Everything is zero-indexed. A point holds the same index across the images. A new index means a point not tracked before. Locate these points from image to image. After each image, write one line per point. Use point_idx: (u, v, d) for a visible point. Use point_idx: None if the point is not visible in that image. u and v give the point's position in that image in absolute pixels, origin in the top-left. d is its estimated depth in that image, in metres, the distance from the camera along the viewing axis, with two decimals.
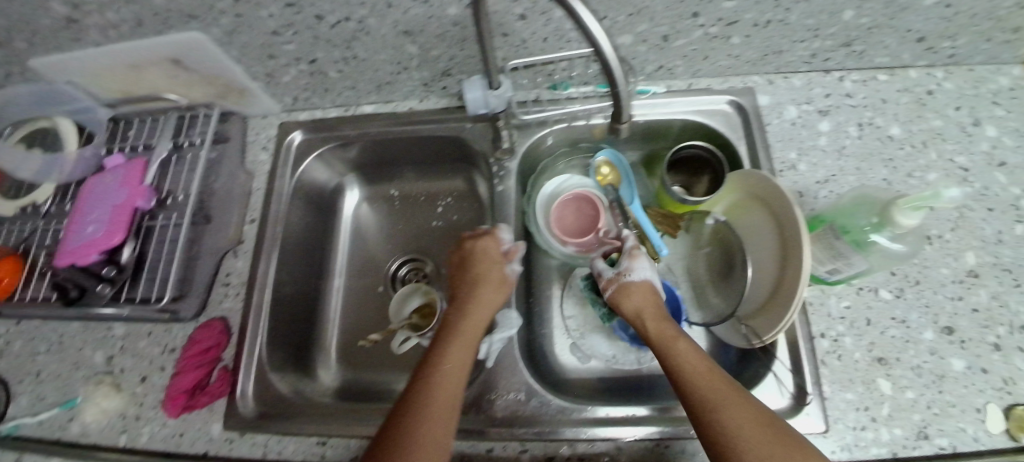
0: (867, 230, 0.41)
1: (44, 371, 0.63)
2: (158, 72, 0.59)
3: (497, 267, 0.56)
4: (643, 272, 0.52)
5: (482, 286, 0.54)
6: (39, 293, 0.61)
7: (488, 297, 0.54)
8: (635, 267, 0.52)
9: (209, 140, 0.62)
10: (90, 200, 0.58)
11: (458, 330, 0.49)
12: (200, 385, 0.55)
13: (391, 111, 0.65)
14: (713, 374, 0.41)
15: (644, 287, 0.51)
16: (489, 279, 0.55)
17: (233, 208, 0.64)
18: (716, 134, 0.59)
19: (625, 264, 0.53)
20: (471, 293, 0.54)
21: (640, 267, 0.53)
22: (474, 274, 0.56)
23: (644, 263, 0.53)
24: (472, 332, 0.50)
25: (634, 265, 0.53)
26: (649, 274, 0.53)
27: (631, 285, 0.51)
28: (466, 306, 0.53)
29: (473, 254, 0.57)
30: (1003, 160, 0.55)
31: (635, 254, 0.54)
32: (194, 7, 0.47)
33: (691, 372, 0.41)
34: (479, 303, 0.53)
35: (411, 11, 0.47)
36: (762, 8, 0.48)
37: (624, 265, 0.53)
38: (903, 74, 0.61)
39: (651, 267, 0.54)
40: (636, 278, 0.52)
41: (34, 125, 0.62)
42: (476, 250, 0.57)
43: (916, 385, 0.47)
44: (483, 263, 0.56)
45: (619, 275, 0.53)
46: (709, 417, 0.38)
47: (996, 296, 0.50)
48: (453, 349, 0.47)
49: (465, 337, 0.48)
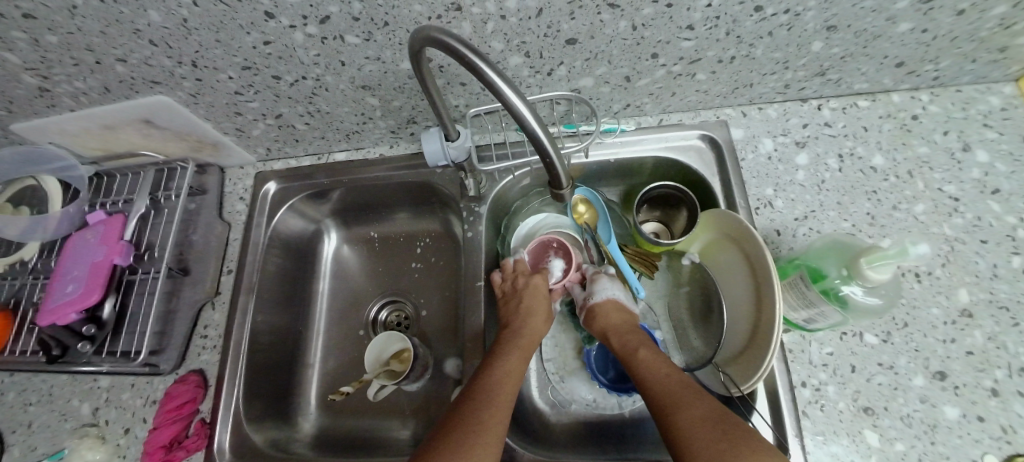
0: (837, 282, 0.40)
1: (35, 422, 0.61)
2: (133, 132, 0.62)
3: (544, 301, 0.56)
4: (607, 291, 0.55)
5: (530, 317, 0.54)
6: (27, 346, 0.61)
7: (536, 330, 0.53)
8: (596, 290, 0.55)
9: (184, 192, 0.64)
10: (70, 258, 0.59)
11: (512, 360, 0.48)
12: (177, 440, 0.54)
13: (363, 158, 0.67)
14: (678, 381, 0.42)
15: (609, 304, 0.53)
16: (538, 312, 0.55)
17: (210, 259, 0.65)
18: (690, 170, 0.59)
19: (590, 289, 0.57)
20: (516, 322, 0.53)
21: (602, 287, 0.55)
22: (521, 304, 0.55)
23: (605, 284, 0.55)
24: (521, 362, 0.49)
25: (596, 288, 0.56)
26: (614, 292, 0.54)
27: (596, 306, 0.54)
28: (508, 335, 0.52)
29: (525, 285, 0.57)
30: (996, 187, 0.52)
31: (597, 278, 0.57)
32: (157, 75, 0.50)
33: (655, 381, 0.43)
34: (528, 334, 0.52)
35: (365, 67, 0.48)
36: (724, 46, 0.47)
37: (588, 289, 0.56)
38: (886, 99, 0.58)
39: (616, 284, 0.55)
40: (600, 298, 0.54)
41: (19, 184, 0.65)
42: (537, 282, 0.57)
43: (905, 437, 0.43)
44: (534, 294, 0.56)
45: (587, 300, 0.56)
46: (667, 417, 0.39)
47: (993, 337, 0.46)
48: (505, 381, 0.45)
49: (512, 362, 0.48)
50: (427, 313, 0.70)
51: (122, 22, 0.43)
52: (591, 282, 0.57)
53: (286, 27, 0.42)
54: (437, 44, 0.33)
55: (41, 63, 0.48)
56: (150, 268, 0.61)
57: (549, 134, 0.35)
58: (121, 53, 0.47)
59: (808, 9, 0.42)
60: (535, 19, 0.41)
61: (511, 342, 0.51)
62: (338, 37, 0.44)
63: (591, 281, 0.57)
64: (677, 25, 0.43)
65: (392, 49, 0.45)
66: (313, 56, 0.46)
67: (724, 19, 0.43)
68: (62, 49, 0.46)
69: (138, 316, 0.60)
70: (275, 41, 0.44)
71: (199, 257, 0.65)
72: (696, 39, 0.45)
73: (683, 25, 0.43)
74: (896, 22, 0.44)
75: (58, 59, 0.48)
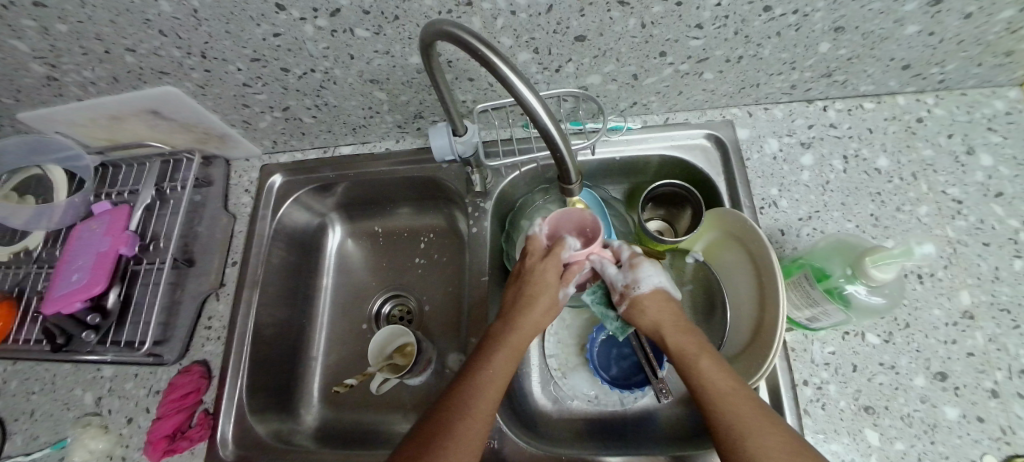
0: (841, 281, 0.40)
1: (37, 410, 0.62)
2: (139, 122, 0.62)
3: (549, 295, 0.51)
4: (652, 279, 0.50)
5: (527, 314, 0.50)
6: (31, 335, 0.61)
7: (533, 328, 0.50)
8: (640, 278, 0.50)
9: (191, 183, 0.64)
10: (75, 248, 0.59)
11: (500, 364, 0.46)
12: (180, 429, 0.55)
13: (369, 153, 0.67)
14: (741, 395, 0.39)
15: (656, 295, 0.49)
16: (538, 309, 0.51)
17: (215, 250, 0.65)
18: (694, 170, 0.60)
19: (631, 275, 0.50)
20: (514, 319, 0.50)
21: (645, 275, 0.50)
22: (523, 299, 0.52)
23: (649, 270, 0.50)
24: (508, 365, 0.46)
25: (638, 275, 0.50)
26: (658, 281, 0.50)
27: (640, 297, 0.49)
28: (500, 333, 0.49)
29: (531, 274, 0.53)
30: (999, 190, 0.52)
31: (636, 263, 0.51)
32: (165, 65, 0.50)
33: (717, 390, 0.39)
34: (521, 334, 0.49)
35: (374, 61, 0.48)
36: (732, 45, 0.47)
37: (629, 276, 0.50)
38: (891, 101, 0.58)
39: (659, 270, 0.50)
40: (645, 288, 0.49)
41: (26, 172, 0.65)
42: (548, 271, 0.52)
43: (906, 436, 0.44)
44: (539, 287, 0.51)
45: (628, 287, 0.50)
46: (733, 438, 0.36)
47: (994, 338, 0.46)
48: (487, 390, 0.43)
49: (501, 362, 0.46)
50: (430, 308, 0.70)
51: (132, 12, 0.43)
52: (630, 266, 0.51)
53: (296, 20, 0.43)
54: (449, 39, 0.33)
55: (51, 52, 0.48)
56: (154, 259, 0.61)
57: (560, 129, 0.35)
58: (131, 43, 0.47)
59: (818, 10, 0.42)
60: (544, 16, 0.42)
61: (500, 341, 0.48)
62: (348, 31, 0.44)
63: (630, 265, 0.51)
64: (686, 24, 0.43)
65: (401, 43, 0.45)
66: (323, 49, 0.46)
67: (733, 18, 0.43)
68: (71, 38, 0.46)
69: (143, 306, 0.60)
70: (284, 34, 0.45)
71: (204, 249, 0.65)
72: (704, 38, 0.45)
73: (692, 24, 0.43)
74: (904, 24, 0.44)
75: (67, 49, 0.48)
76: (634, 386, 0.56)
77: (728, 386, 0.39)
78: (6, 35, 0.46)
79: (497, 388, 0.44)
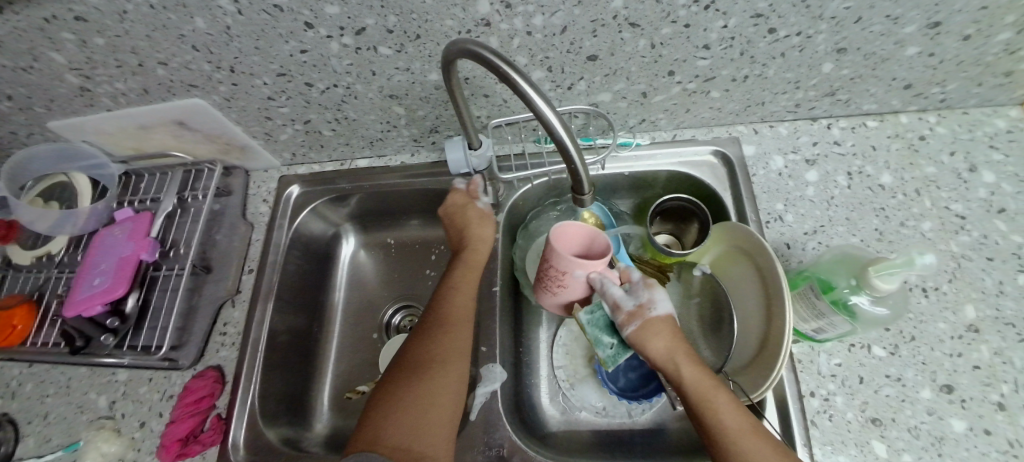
0: (846, 292, 0.41)
1: (51, 413, 0.62)
2: (165, 132, 0.64)
3: (490, 227, 0.59)
4: (666, 304, 0.45)
5: (472, 263, 0.56)
6: (49, 338, 0.63)
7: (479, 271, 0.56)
8: (657, 299, 0.44)
9: (212, 193, 0.66)
10: (98, 252, 0.61)
11: (455, 310, 0.51)
12: (193, 434, 0.55)
13: (384, 165, 0.69)
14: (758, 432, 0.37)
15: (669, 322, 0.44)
16: (481, 251, 0.57)
17: (232, 258, 0.67)
18: (702, 185, 0.61)
19: (648, 294, 0.45)
20: (463, 269, 0.55)
21: (661, 297, 0.45)
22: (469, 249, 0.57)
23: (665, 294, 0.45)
24: (471, 279, 0.55)
25: (654, 295, 0.45)
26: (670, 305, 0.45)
27: (657, 320, 0.43)
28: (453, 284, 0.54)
29: (463, 220, 0.59)
30: (1002, 206, 0.53)
31: (651, 283, 0.46)
32: (194, 79, 0.53)
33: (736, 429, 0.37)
34: (471, 280, 0.55)
35: (394, 78, 0.50)
36: (737, 65, 0.49)
37: (643, 295, 0.45)
38: (894, 120, 0.60)
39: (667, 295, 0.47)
40: (659, 313, 0.44)
41: (52, 179, 0.67)
42: (477, 209, 0.59)
43: (913, 448, 0.44)
44: (476, 229, 0.58)
45: (642, 308, 0.44)
46: None
47: (999, 352, 0.47)
48: (456, 302, 0.52)
49: (464, 279, 0.54)
50: None
51: (168, 28, 0.45)
52: (645, 285, 0.45)
53: (323, 37, 0.45)
54: (471, 56, 0.35)
55: (86, 64, 0.51)
56: (174, 265, 0.63)
57: (576, 143, 0.36)
58: (163, 57, 0.49)
59: (820, 32, 0.44)
60: (559, 36, 0.44)
61: (454, 288, 0.53)
62: (371, 49, 0.46)
63: (644, 284, 0.45)
64: (694, 45, 0.45)
65: (422, 60, 0.48)
66: (346, 65, 0.49)
67: (739, 40, 0.45)
68: (107, 51, 0.49)
69: (161, 310, 0.61)
70: (311, 50, 0.47)
71: (222, 256, 0.67)
72: (711, 58, 0.47)
73: (699, 45, 0.45)
74: (905, 46, 0.46)
75: (102, 61, 0.50)
76: (642, 397, 0.56)
77: (754, 431, 0.37)
78: (46, 48, 0.49)
79: (465, 309, 0.52)
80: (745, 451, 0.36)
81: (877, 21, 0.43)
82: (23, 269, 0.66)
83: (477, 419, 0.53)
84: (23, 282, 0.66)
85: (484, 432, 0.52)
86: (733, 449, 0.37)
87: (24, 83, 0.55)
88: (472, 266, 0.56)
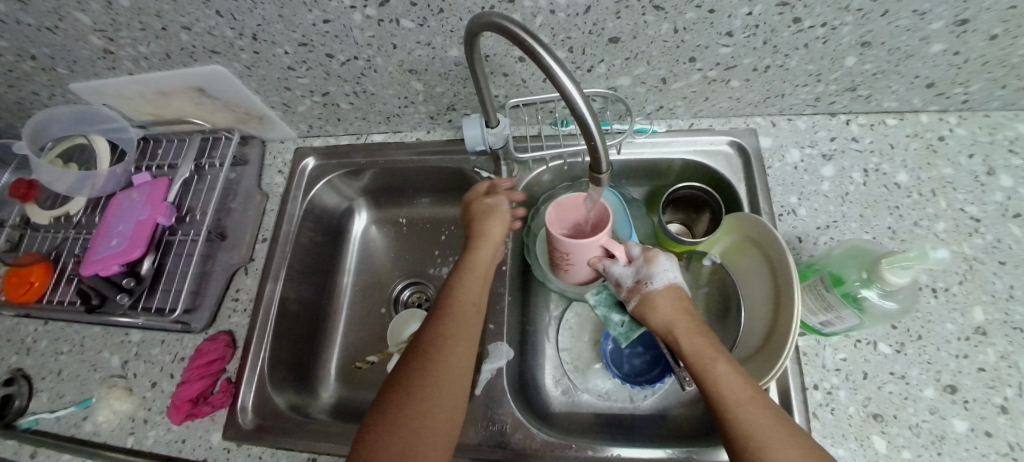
0: (857, 285, 0.42)
1: (64, 370, 0.63)
2: (184, 98, 0.65)
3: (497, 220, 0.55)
4: (666, 275, 0.46)
5: (459, 316, 0.46)
6: (65, 296, 0.64)
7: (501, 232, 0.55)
8: (654, 273, 0.46)
9: (228, 161, 0.67)
10: (117, 214, 0.62)
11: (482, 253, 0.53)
12: (203, 395, 0.56)
13: (399, 141, 0.69)
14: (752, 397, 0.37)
15: (671, 291, 0.45)
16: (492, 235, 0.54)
17: (247, 227, 0.68)
18: (717, 175, 0.61)
19: (643, 271, 0.46)
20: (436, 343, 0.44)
21: (661, 270, 0.46)
22: (394, 394, 0.41)
23: (665, 265, 0.46)
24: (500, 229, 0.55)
25: (652, 271, 0.46)
26: (675, 274, 0.46)
27: (652, 294, 0.45)
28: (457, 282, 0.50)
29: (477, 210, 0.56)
30: (1018, 211, 0.53)
31: (651, 257, 0.47)
32: (216, 45, 0.53)
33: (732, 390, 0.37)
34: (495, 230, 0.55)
35: (414, 52, 0.50)
36: (761, 54, 0.48)
37: (643, 271, 0.46)
38: (914, 119, 0.59)
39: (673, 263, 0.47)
40: (658, 285, 0.45)
41: (71, 141, 0.68)
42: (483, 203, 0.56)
43: (913, 445, 0.44)
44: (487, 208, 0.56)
45: (639, 284, 0.46)
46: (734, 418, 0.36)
47: (1005, 356, 0.47)
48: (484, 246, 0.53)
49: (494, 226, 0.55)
50: None
51: None
52: (643, 262, 0.47)
53: (347, 8, 0.45)
54: (496, 30, 0.35)
55: (110, 26, 0.51)
56: (189, 231, 0.64)
57: (597, 124, 0.35)
58: (187, 21, 0.49)
59: (846, 23, 0.43)
60: (582, 16, 0.44)
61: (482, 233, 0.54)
62: (394, 21, 0.46)
63: (643, 261, 0.47)
64: (716, 31, 0.45)
65: (443, 35, 0.48)
66: (368, 37, 0.49)
67: (763, 28, 0.44)
68: (132, 13, 0.49)
69: (174, 275, 0.62)
70: (333, 21, 0.47)
71: (235, 224, 0.68)
72: (734, 46, 0.47)
73: (723, 32, 0.45)
74: (930, 42, 0.45)
75: (127, 23, 0.51)
76: (646, 383, 0.57)
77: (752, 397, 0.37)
78: (71, 8, 0.49)
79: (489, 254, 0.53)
80: (742, 414, 0.36)
81: (904, 15, 0.42)
82: (42, 227, 0.68)
83: (482, 393, 0.54)
84: (42, 241, 0.68)
85: (485, 408, 0.53)
86: (730, 410, 0.36)
87: (48, 42, 0.55)
88: (402, 436, 0.38)
